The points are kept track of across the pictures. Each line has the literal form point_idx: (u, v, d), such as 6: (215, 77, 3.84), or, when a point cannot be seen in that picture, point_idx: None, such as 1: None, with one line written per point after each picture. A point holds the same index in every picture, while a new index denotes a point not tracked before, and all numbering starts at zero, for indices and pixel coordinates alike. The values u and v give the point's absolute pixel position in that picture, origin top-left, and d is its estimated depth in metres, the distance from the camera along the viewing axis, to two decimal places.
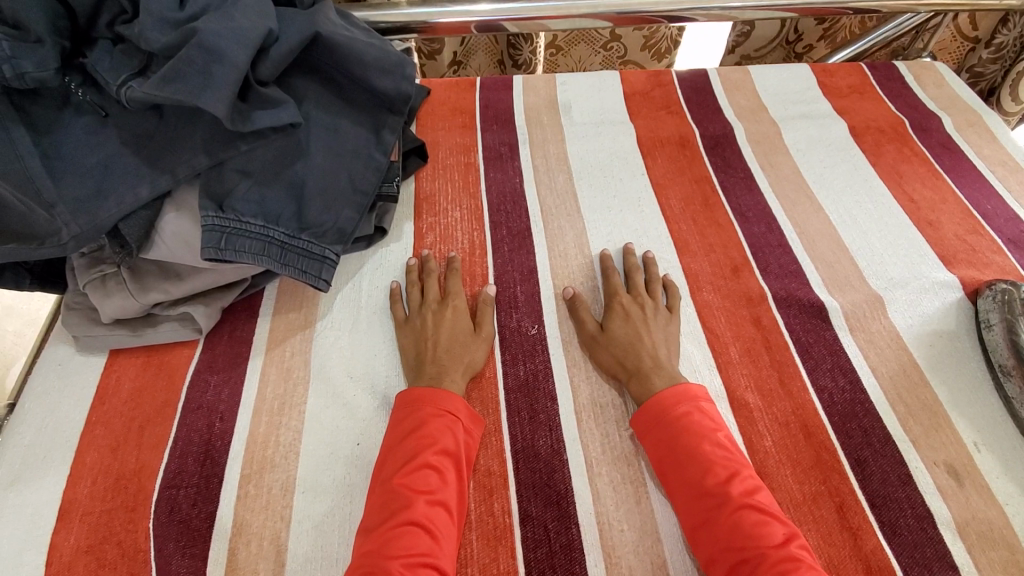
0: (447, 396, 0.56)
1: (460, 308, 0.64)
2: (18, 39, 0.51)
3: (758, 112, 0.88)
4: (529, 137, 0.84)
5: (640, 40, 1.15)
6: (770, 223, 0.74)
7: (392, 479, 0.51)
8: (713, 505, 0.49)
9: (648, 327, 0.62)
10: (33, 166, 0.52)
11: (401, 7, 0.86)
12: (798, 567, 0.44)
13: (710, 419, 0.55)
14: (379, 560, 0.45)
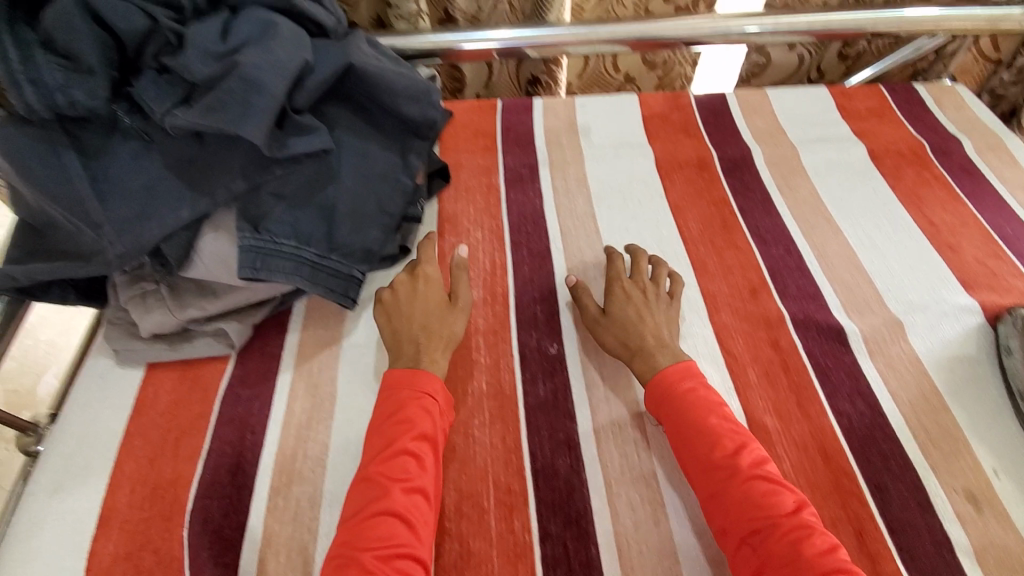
0: (428, 379, 0.57)
1: (430, 279, 0.66)
2: (72, 69, 0.56)
3: (777, 135, 0.89)
4: (549, 160, 0.86)
5: (653, 81, 1.17)
6: (789, 246, 0.75)
7: (369, 467, 0.52)
8: (721, 477, 0.51)
9: (649, 308, 0.64)
10: (82, 188, 0.56)
11: (426, 34, 0.90)
12: (808, 535, 0.47)
13: (713, 393, 0.57)
14: (353, 551, 0.47)
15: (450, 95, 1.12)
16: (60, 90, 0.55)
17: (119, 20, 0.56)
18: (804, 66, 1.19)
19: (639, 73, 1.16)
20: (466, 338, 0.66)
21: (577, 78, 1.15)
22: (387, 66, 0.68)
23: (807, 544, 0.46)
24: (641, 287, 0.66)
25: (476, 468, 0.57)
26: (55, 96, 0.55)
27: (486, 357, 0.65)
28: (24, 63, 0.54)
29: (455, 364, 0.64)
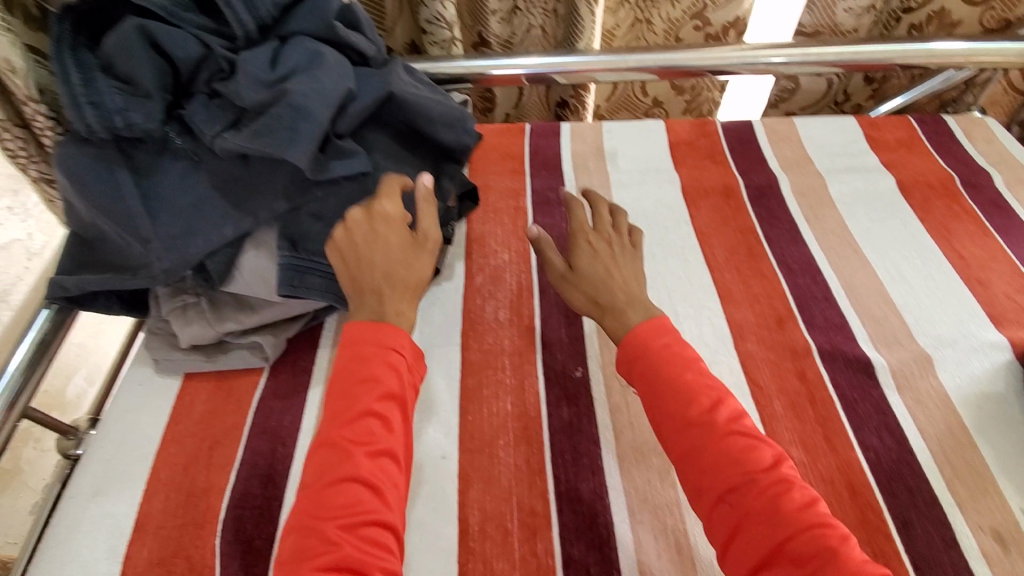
0: (393, 334, 0.56)
1: (390, 215, 0.63)
2: (132, 93, 0.60)
3: (803, 164, 0.89)
4: (576, 184, 0.87)
5: (681, 105, 1.19)
6: (815, 275, 0.75)
7: (332, 431, 0.51)
8: (699, 434, 0.52)
9: (614, 262, 0.66)
10: (133, 205, 0.59)
11: (458, 60, 0.92)
12: (786, 488, 0.48)
13: (687, 348, 0.58)
14: (318, 520, 0.47)
15: (480, 114, 1.14)
16: (118, 112, 0.59)
17: (175, 48, 0.60)
18: (830, 92, 1.20)
19: (667, 97, 1.17)
20: (492, 358, 0.67)
21: (604, 102, 1.18)
22: (424, 94, 0.71)
23: (784, 499, 0.47)
24: (603, 238, 0.69)
25: (499, 487, 0.58)
26: (115, 118, 0.59)
27: (511, 378, 0.66)
28: (86, 85, 0.58)
29: (480, 384, 0.65)
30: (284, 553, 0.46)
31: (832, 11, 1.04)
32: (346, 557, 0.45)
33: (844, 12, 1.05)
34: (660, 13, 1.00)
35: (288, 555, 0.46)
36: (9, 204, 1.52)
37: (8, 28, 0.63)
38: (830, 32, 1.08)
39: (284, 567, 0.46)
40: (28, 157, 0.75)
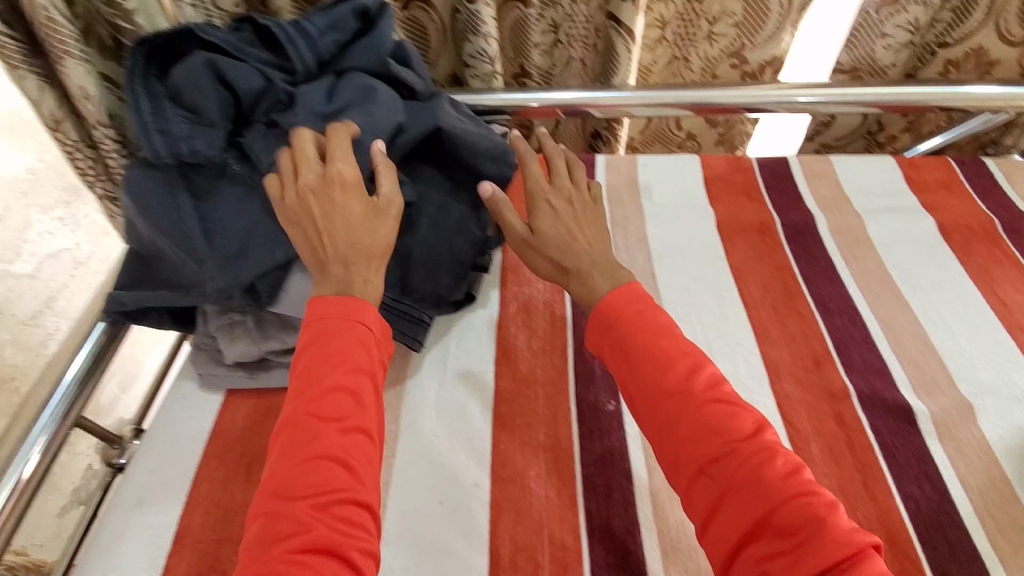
0: (359, 307, 0.57)
1: (348, 181, 0.61)
2: (196, 122, 0.63)
3: (840, 203, 0.89)
4: (610, 216, 0.88)
5: (714, 137, 1.20)
6: (853, 316, 0.74)
7: (302, 408, 0.53)
8: (679, 404, 0.54)
9: (574, 222, 0.68)
10: (191, 226, 0.62)
11: (498, 93, 0.95)
12: (768, 455, 0.50)
13: (664, 317, 0.60)
14: (291, 498, 0.48)
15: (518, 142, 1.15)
16: (183, 139, 0.62)
17: (239, 80, 0.63)
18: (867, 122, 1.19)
19: (701, 129, 1.19)
20: (525, 387, 0.68)
21: (638, 135, 1.19)
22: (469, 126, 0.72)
23: (767, 466, 0.49)
24: (562, 198, 0.70)
25: (531, 519, 0.58)
26: (180, 145, 0.62)
27: (544, 408, 0.66)
28: (156, 114, 0.62)
29: (513, 413, 0.66)
30: (255, 532, 0.48)
31: (872, 47, 1.05)
32: (318, 535, 0.47)
33: (884, 47, 1.05)
34: (699, 51, 1.02)
35: (258, 536, 0.47)
36: (61, 214, 1.58)
37: (85, 59, 0.67)
38: (869, 68, 1.08)
39: (255, 546, 0.47)
40: (104, 176, 0.80)
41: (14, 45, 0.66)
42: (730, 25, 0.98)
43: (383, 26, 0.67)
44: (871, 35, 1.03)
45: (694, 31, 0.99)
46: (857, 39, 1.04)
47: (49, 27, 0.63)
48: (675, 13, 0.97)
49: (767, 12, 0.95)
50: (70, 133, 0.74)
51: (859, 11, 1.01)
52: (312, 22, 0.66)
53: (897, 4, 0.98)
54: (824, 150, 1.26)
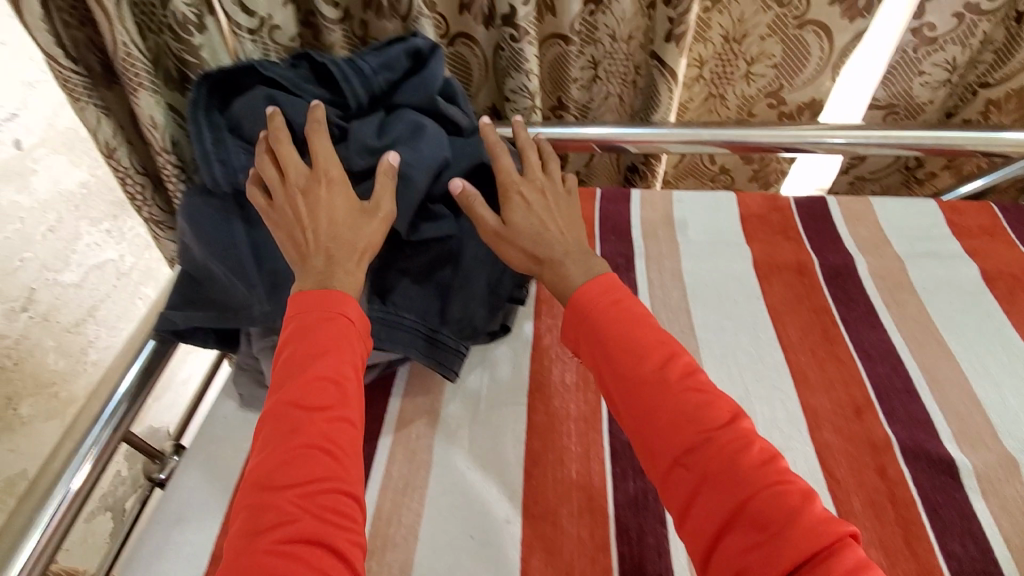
0: (341, 299, 0.58)
1: (333, 177, 0.63)
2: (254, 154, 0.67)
3: (880, 246, 0.88)
4: (645, 251, 0.88)
5: (747, 173, 1.19)
6: (895, 364, 0.73)
7: (286, 398, 0.53)
8: (654, 394, 0.54)
9: (547, 214, 0.68)
10: (244, 253, 0.66)
11: (536, 126, 0.94)
12: (743, 444, 0.50)
13: (638, 307, 0.60)
14: (278, 487, 0.49)
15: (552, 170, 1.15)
16: (241, 169, 0.66)
17: (296, 115, 0.67)
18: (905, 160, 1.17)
19: (735, 164, 1.18)
20: (558, 421, 0.68)
21: (672, 168, 1.20)
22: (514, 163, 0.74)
23: (742, 455, 0.49)
24: (535, 189, 0.69)
25: (562, 558, 0.58)
26: (240, 176, 0.66)
27: (577, 445, 0.66)
28: (217, 145, 0.66)
29: (545, 448, 0.66)
30: (244, 522, 0.48)
31: (909, 84, 1.03)
32: (306, 524, 0.48)
33: (921, 85, 1.02)
34: (735, 90, 1.03)
35: (244, 528, 0.48)
36: (109, 227, 1.62)
37: (155, 91, 0.71)
38: (906, 105, 1.06)
39: (243, 536, 0.48)
40: (148, 203, 0.85)
41: (78, 81, 0.70)
42: (768, 66, 0.98)
43: (433, 65, 0.70)
44: (908, 73, 1.01)
45: (731, 71, 1.00)
46: (894, 75, 1.02)
47: (127, 62, 0.68)
48: (714, 52, 0.98)
49: (807, 56, 0.95)
50: (122, 160, 0.78)
51: (897, 49, 0.99)
52: (366, 61, 0.69)
53: (934, 43, 0.97)
54: (858, 183, 1.25)
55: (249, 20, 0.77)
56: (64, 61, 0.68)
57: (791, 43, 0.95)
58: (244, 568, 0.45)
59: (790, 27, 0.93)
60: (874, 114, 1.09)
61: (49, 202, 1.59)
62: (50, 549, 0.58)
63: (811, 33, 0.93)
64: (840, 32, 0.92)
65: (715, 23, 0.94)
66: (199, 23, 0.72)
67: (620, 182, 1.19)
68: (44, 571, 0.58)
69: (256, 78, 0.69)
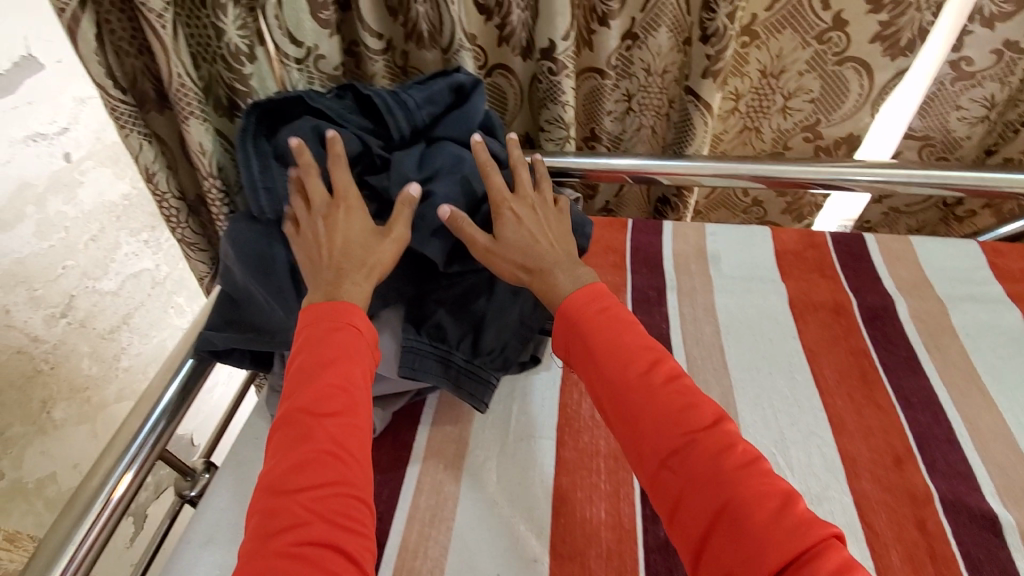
0: (349, 310, 0.60)
1: (351, 205, 0.66)
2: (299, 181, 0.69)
3: (921, 287, 0.86)
4: (677, 284, 0.88)
5: (781, 206, 1.17)
6: (937, 413, 0.71)
7: (298, 405, 0.55)
8: (640, 397, 0.56)
9: (537, 229, 0.68)
10: (285, 277, 0.68)
11: (569, 155, 0.95)
12: (726, 446, 0.51)
13: (625, 314, 0.62)
14: (290, 492, 0.50)
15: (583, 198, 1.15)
16: (285, 197, 0.68)
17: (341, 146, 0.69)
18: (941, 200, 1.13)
19: (769, 197, 1.16)
20: (587, 458, 0.67)
21: (703, 200, 1.19)
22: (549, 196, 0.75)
23: (725, 456, 0.51)
24: (526, 205, 0.70)
25: None
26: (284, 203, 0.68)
27: (606, 483, 0.65)
28: (263, 172, 0.68)
29: (573, 486, 0.65)
30: (256, 526, 0.49)
31: (945, 119, 1.00)
32: (317, 527, 0.49)
33: (959, 120, 0.99)
34: (770, 123, 1.02)
35: (257, 533, 0.49)
36: (146, 237, 1.65)
37: (205, 118, 0.74)
38: (943, 139, 1.03)
39: (255, 539, 0.49)
40: (181, 224, 0.86)
41: (126, 109, 0.72)
42: (806, 101, 0.97)
43: (474, 101, 0.73)
44: (945, 106, 0.98)
45: (767, 105, 1.00)
46: (930, 107, 0.99)
47: (180, 91, 0.70)
48: (750, 86, 0.98)
49: (846, 92, 0.94)
50: (160, 183, 0.80)
51: (934, 80, 0.96)
52: (411, 95, 0.70)
53: (972, 79, 0.94)
54: (892, 214, 1.21)
55: (297, 50, 0.80)
56: (113, 90, 0.71)
57: (830, 80, 0.94)
58: (258, 570, 0.46)
59: (829, 64, 0.92)
60: (909, 145, 1.05)
61: (93, 213, 1.61)
62: (91, 554, 0.61)
63: (851, 70, 0.92)
64: (881, 69, 0.91)
65: (752, 57, 0.94)
66: (250, 54, 0.75)
67: (651, 214, 1.18)
68: (88, 568, 0.61)
69: (303, 107, 0.70)
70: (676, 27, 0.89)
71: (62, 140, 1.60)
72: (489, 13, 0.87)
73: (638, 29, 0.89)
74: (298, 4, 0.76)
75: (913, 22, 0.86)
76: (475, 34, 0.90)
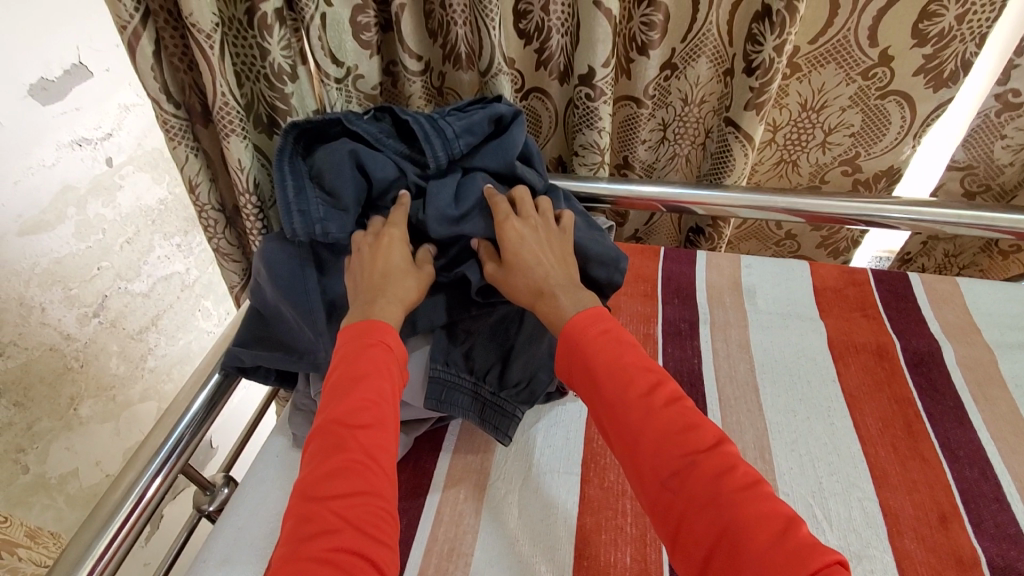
0: (384, 328, 0.59)
1: (395, 237, 0.66)
2: (332, 205, 0.68)
3: (969, 332, 0.82)
4: (710, 318, 0.85)
5: (816, 240, 1.13)
6: (985, 469, 0.67)
7: (330, 415, 0.54)
8: (639, 416, 0.52)
9: (542, 249, 0.65)
10: (315, 300, 0.67)
11: (601, 181, 0.93)
12: (728, 468, 0.47)
13: (625, 333, 0.59)
14: (320, 499, 0.49)
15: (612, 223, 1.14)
16: (319, 221, 0.67)
17: (377, 170, 0.68)
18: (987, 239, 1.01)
19: (804, 231, 1.13)
20: (612, 497, 0.65)
21: (735, 230, 1.16)
22: (582, 231, 0.74)
23: (727, 479, 0.47)
24: (531, 225, 0.67)
25: None
26: (316, 227, 0.66)
27: (631, 526, 0.63)
28: (297, 193, 0.67)
29: (598, 526, 0.63)
30: (287, 531, 0.49)
31: (989, 148, 0.91)
32: (347, 536, 0.47)
33: (1003, 148, 0.90)
34: (809, 157, 0.99)
35: (289, 538, 0.48)
36: (179, 241, 1.69)
37: (245, 135, 0.75)
38: (986, 168, 0.93)
39: (286, 544, 0.48)
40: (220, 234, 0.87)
41: (178, 124, 0.75)
42: (846, 136, 0.95)
43: (515, 132, 0.71)
44: (989, 137, 0.90)
45: (806, 139, 0.97)
46: (976, 138, 0.90)
47: (223, 109, 0.71)
48: (789, 118, 0.95)
49: (887, 125, 0.92)
50: (201, 195, 0.82)
51: (978, 112, 0.88)
52: (450, 123, 0.69)
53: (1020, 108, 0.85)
54: (931, 243, 1.09)
55: (337, 69, 0.81)
56: (164, 103, 0.72)
57: (872, 114, 0.91)
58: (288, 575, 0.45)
59: (871, 98, 0.90)
60: (951, 176, 0.95)
61: (131, 216, 1.57)
62: (117, 555, 0.61)
63: (893, 103, 0.89)
64: (923, 101, 0.88)
65: (793, 90, 0.92)
66: (291, 73, 0.75)
67: (682, 242, 1.16)
68: (115, 569, 0.61)
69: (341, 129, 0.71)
70: (717, 58, 0.87)
71: (106, 145, 1.50)
72: (529, 38, 0.87)
73: (678, 60, 0.88)
74: (341, 26, 0.78)
75: (956, 54, 0.82)
76: (514, 57, 0.90)
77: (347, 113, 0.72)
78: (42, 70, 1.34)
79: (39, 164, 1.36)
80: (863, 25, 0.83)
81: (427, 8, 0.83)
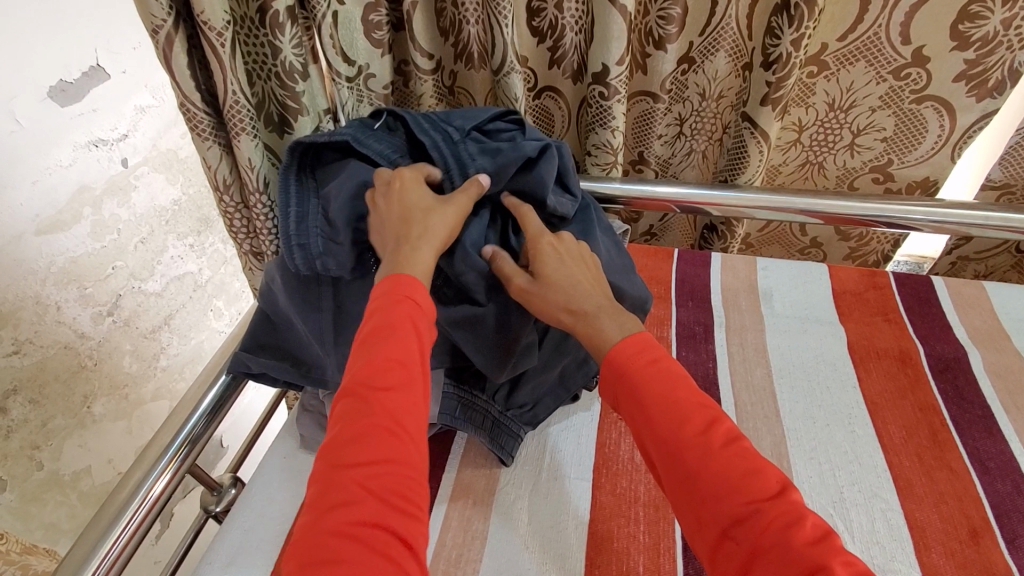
0: (413, 285, 0.56)
1: (407, 176, 0.63)
2: (331, 238, 0.64)
3: (997, 339, 0.79)
4: (725, 321, 0.83)
5: (844, 252, 1.10)
6: (1018, 483, 0.64)
7: (357, 378, 0.52)
8: (695, 458, 0.49)
9: (577, 264, 0.62)
10: (326, 317, 0.66)
11: (615, 181, 0.92)
12: (794, 521, 0.45)
13: (674, 365, 0.56)
14: (343, 468, 0.47)
15: (625, 219, 1.12)
16: (318, 256, 0.63)
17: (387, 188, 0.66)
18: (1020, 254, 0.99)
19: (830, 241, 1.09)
20: (624, 504, 0.63)
21: (756, 231, 1.10)
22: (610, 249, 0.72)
23: (794, 533, 0.44)
24: (563, 242, 0.63)
25: None
26: (316, 262, 0.63)
27: (644, 535, 0.61)
28: (299, 226, 0.64)
29: (610, 534, 0.61)
30: (310, 498, 0.47)
31: None
32: (373, 507, 0.46)
33: None
34: (836, 159, 0.97)
35: (312, 505, 0.47)
36: (192, 241, 1.72)
37: (254, 134, 0.75)
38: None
39: (310, 511, 0.46)
40: (247, 235, 0.86)
41: (206, 120, 0.73)
42: (876, 139, 0.92)
43: (541, 168, 0.66)
44: None
45: (833, 139, 0.94)
46: (1014, 156, 0.87)
47: (233, 109, 0.71)
48: (815, 119, 0.93)
49: (924, 133, 0.89)
50: (230, 197, 0.81)
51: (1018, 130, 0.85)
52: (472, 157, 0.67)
53: None
54: (958, 265, 1.05)
55: (349, 68, 0.81)
56: (194, 98, 0.71)
57: (906, 117, 0.89)
58: (311, 547, 0.44)
59: (905, 101, 0.87)
60: (986, 196, 0.93)
61: (145, 216, 1.58)
62: (124, 554, 0.60)
63: (929, 109, 0.87)
64: (965, 111, 0.85)
65: (819, 88, 0.89)
66: (302, 72, 0.75)
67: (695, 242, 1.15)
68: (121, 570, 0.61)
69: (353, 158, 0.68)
70: (735, 52, 0.86)
71: (122, 146, 1.50)
72: (542, 35, 0.86)
73: (695, 54, 0.87)
74: (352, 24, 0.77)
75: (1002, 61, 0.80)
76: (526, 56, 0.89)
77: (359, 131, 0.69)
78: (60, 70, 1.32)
79: (57, 165, 1.35)
80: (895, 22, 0.80)
81: (438, 6, 0.82)
